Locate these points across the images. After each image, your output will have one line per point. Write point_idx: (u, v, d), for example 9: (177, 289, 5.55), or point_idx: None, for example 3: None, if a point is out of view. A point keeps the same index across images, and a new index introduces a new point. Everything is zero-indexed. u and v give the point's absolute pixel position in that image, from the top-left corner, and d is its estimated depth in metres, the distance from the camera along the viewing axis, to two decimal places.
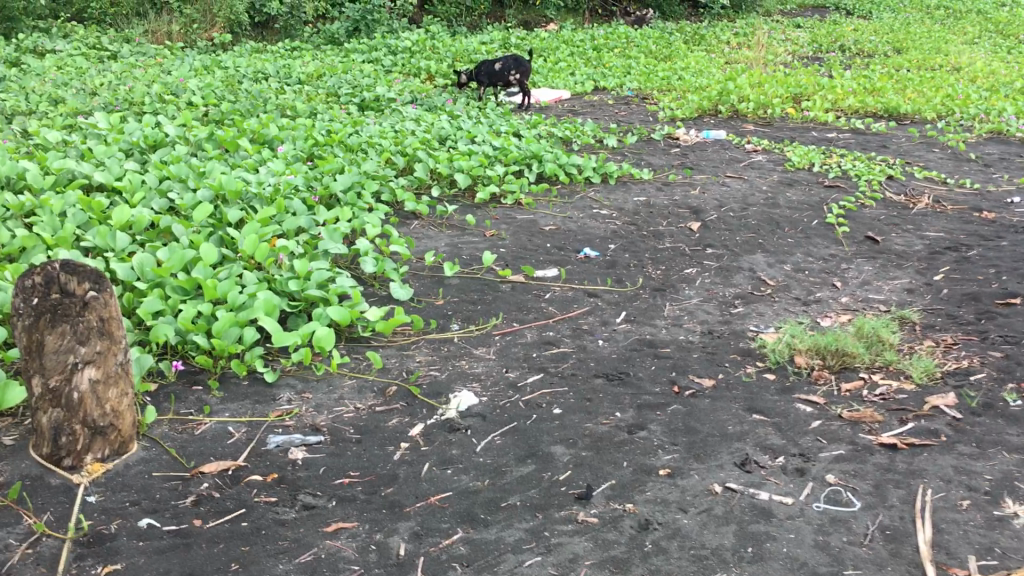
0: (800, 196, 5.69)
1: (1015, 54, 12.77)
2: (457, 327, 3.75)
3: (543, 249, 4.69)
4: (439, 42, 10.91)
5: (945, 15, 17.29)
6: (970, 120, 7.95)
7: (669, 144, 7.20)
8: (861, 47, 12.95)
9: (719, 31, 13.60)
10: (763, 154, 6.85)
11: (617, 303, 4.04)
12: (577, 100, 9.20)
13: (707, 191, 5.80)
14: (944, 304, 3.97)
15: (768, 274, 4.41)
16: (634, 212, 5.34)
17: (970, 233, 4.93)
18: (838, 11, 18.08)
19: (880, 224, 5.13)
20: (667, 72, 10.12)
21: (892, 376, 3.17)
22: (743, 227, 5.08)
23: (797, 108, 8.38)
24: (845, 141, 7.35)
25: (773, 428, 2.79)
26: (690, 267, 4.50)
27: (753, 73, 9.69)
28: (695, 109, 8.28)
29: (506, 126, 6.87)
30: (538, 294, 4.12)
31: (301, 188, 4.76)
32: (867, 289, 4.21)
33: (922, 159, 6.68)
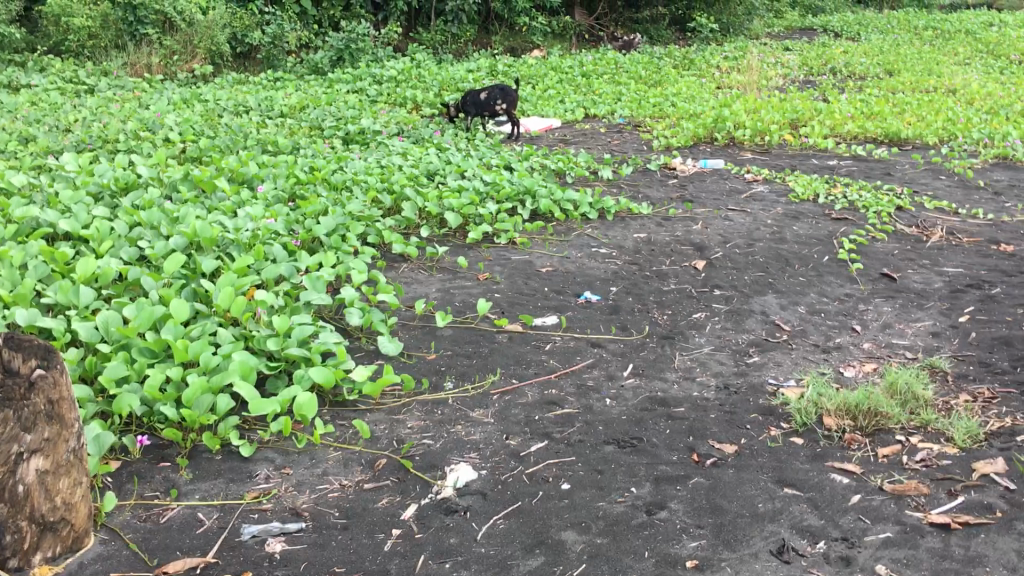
0: (807, 230, 5.43)
1: (1007, 75, 12.62)
2: (452, 386, 3.45)
3: (541, 293, 4.41)
4: (425, 70, 10.67)
5: (933, 36, 17.20)
6: (974, 145, 7.73)
7: (666, 175, 6.95)
8: (852, 70, 12.78)
9: (709, 55, 13.42)
10: (763, 184, 6.60)
11: (623, 354, 3.76)
12: (568, 128, 8.96)
13: (710, 225, 5.53)
14: (973, 350, 3.69)
15: (782, 317, 4.14)
16: (635, 250, 5.07)
17: (989, 269, 4.67)
18: (825, 33, 17.96)
19: (893, 260, 4.86)
20: (658, 99, 9.90)
21: (932, 439, 2.89)
22: (751, 265, 4.81)
23: (795, 135, 8.15)
24: (848, 169, 7.12)
25: (808, 505, 2.51)
26: (698, 310, 4.22)
27: (747, 99, 9.46)
28: (691, 137, 8.04)
29: (497, 160, 6.60)
30: (537, 344, 3.83)
31: (281, 233, 4.46)
32: (890, 334, 3.94)
33: (929, 188, 6.44)
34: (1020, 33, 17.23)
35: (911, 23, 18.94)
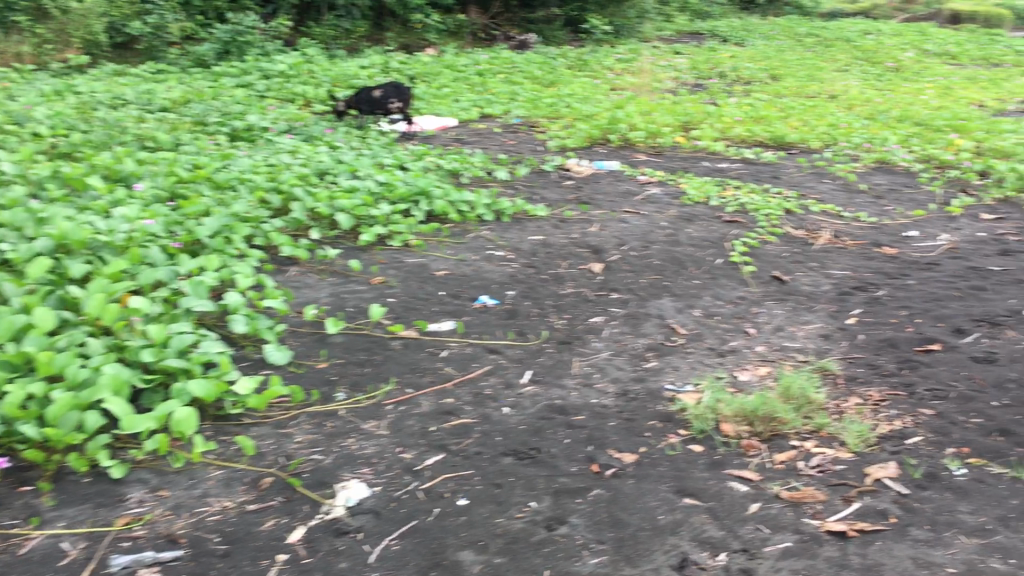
0: (700, 232, 5.47)
1: (884, 82, 13.11)
2: (343, 397, 3.30)
3: (436, 298, 4.29)
4: (316, 65, 10.39)
5: (815, 43, 17.76)
6: (856, 149, 7.95)
7: (561, 176, 6.92)
8: (739, 74, 13.07)
9: (602, 56, 13.50)
10: (657, 186, 6.64)
11: (520, 360, 3.68)
12: (462, 128, 8.85)
13: (605, 228, 5.52)
14: (861, 352, 3.75)
15: (678, 321, 4.13)
16: (530, 253, 5.00)
17: (874, 271, 4.78)
18: (714, 37, 18.32)
19: (784, 262, 4.93)
20: (553, 99, 9.89)
21: (827, 443, 2.89)
22: (646, 268, 4.81)
23: (686, 137, 8.24)
24: (737, 172, 7.23)
25: (708, 515, 2.47)
26: (595, 314, 4.18)
27: (640, 101, 9.53)
28: (585, 138, 8.05)
29: (390, 159, 6.44)
30: (432, 352, 3.71)
31: (160, 235, 4.22)
32: (782, 337, 3.97)
33: (814, 191, 6.59)
34: (894, 42, 17.98)
35: (794, 29, 19.53)
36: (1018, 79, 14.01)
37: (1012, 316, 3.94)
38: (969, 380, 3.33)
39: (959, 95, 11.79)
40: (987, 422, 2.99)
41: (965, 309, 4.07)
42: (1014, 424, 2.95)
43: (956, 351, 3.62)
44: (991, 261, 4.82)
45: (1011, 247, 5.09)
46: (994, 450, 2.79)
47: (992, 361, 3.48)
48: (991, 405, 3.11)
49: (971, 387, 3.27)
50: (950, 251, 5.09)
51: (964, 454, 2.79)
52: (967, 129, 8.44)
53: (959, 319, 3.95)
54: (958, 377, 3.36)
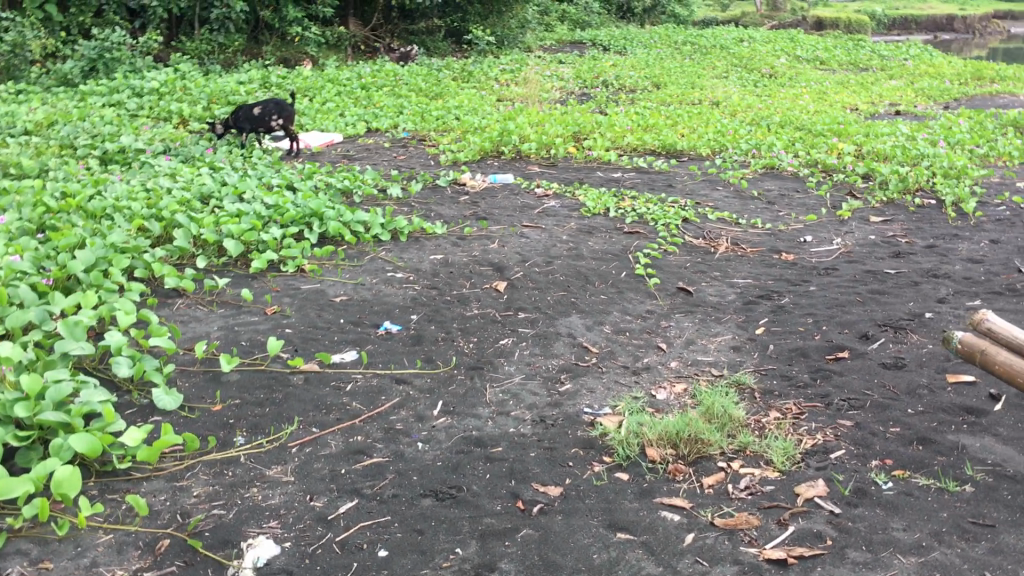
0: (601, 244, 5.42)
1: (761, 88, 13.46)
2: (242, 441, 3.06)
3: (336, 326, 4.08)
4: (191, 82, 9.96)
5: (692, 50, 18.15)
6: (744, 156, 8.08)
7: (456, 191, 6.76)
8: (623, 82, 13.21)
9: (487, 67, 13.43)
10: (554, 198, 6.56)
11: (430, 390, 3.51)
12: (350, 143, 8.61)
13: (506, 244, 5.40)
14: (774, 363, 3.73)
15: (589, 339, 4.04)
16: (432, 273, 4.83)
17: (776, 279, 4.80)
18: (594, 46, 18.51)
19: (687, 273, 4.91)
20: (441, 112, 9.74)
21: (753, 463, 2.84)
22: (552, 284, 4.71)
23: (578, 147, 8.21)
24: (631, 181, 7.23)
25: (644, 550, 2.37)
26: (504, 336, 4.05)
27: (529, 111, 9.48)
28: (478, 151, 7.90)
29: (278, 179, 6.16)
30: (337, 386, 3.50)
31: (28, 272, 3.86)
32: (694, 351, 3.92)
33: (708, 198, 6.63)
34: (767, 49, 18.55)
35: (672, 37, 19.94)
36: (885, 82, 14.64)
37: (914, 318, 4.03)
38: (882, 387, 3.35)
39: (833, 99, 12.21)
40: (906, 431, 3.00)
41: (869, 313, 4.14)
42: (932, 432, 2.97)
43: (866, 358, 3.66)
44: (886, 263, 4.95)
45: (902, 249, 5.23)
46: (917, 460, 2.79)
47: (902, 366, 3.53)
48: (907, 412, 3.14)
49: (885, 394, 3.29)
50: (846, 255, 5.18)
51: (888, 466, 2.77)
52: (847, 133, 8.71)
53: (864, 324, 4.02)
54: (871, 385, 3.38)
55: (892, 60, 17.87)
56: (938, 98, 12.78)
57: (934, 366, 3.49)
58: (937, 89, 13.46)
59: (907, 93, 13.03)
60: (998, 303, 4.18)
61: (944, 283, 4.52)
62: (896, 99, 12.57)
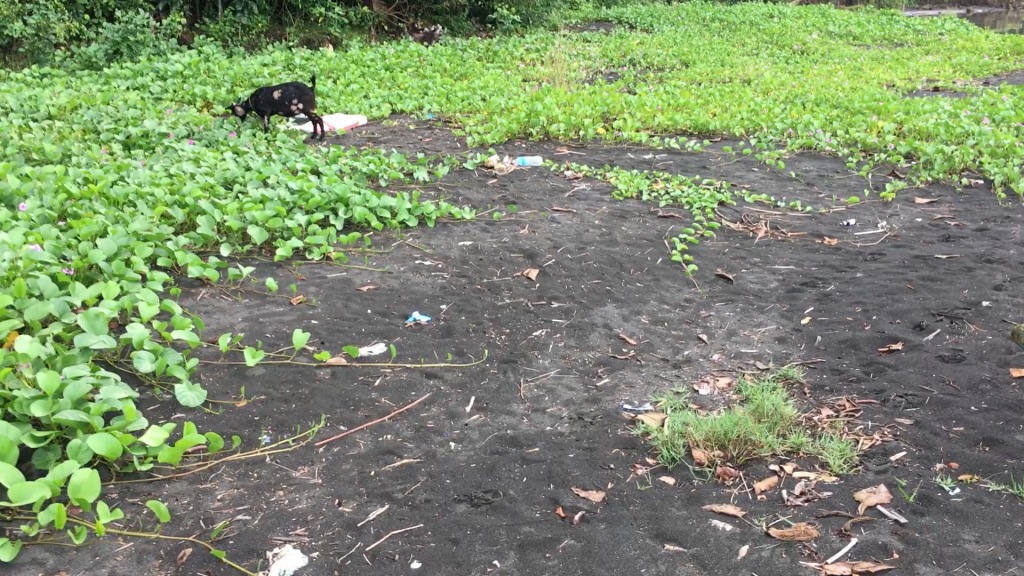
0: (635, 229, 5.23)
1: (793, 65, 13.15)
2: (268, 440, 2.92)
3: (363, 317, 3.93)
4: (214, 64, 9.82)
5: (720, 27, 17.80)
6: (779, 136, 7.83)
7: (484, 175, 6.56)
8: (651, 60, 12.94)
9: (512, 46, 13.20)
10: (585, 181, 6.38)
11: (463, 385, 3.36)
12: (375, 125, 8.45)
13: (537, 229, 5.23)
14: (822, 356, 3.55)
15: (626, 330, 3.87)
16: (462, 260, 4.67)
17: (819, 265, 4.61)
18: (620, 24, 18.19)
19: (726, 259, 4.72)
20: (467, 92, 9.55)
21: (807, 466, 2.67)
22: (585, 272, 4.54)
23: (608, 128, 7.99)
24: (664, 163, 7.02)
25: (695, 564, 2.21)
26: (538, 328, 3.89)
27: (557, 91, 9.27)
28: (504, 133, 7.69)
29: (302, 163, 6.02)
30: (365, 381, 3.36)
31: (48, 262, 3.74)
32: (738, 342, 3.74)
33: (744, 180, 6.41)
34: (797, 24, 18.16)
35: (700, 14, 19.58)
36: (921, 57, 14.28)
37: (971, 307, 3.83)
38: (942, 383, 3.17)
39: (868, 76, 11.89)
40: (970, 430, 2.82)
41: (921, 302, 3.95)
42: (998, 431, 2.79)
43: (921, 351, 3.48)
44: (935, 248, 4.75)
45: (951, 233, 5.01)
46: (984, 463, 2.60)
47: (961, 360, 3.35)
48: (970, 410, 2.96)
49: (945, 391, 3.11)
50: (892, 240, 4.97)
51: (953, 470, 2.59)
52: (887, 110, 8.44)
53: (917, 314, 3.83)
54: (930, 381, 3.19)
55: (927, 35, 17.43)
56: (977, 74, 12.43)
57: (995, 360, 3.31)
58: (976, 65, 13.09)
59: (945, 69, 12.68)
60: None
61: (1000, 269, 4.31)
62: (934, 74, 12.23)
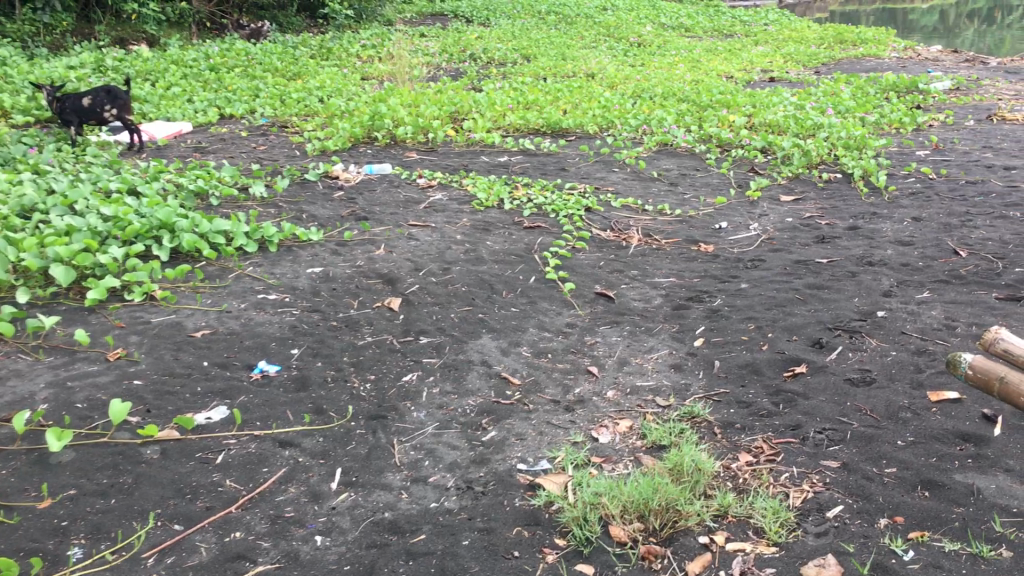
0: (500, 244, 4.80)
1: (633, 58, 13.07)
2: (80, 555, 2.31)
3: (198, 371, 3.32)
4: (11, 68, 8.72)
5: (557, 20, 17.64)
6: (634, 133, 7.59)
7: (328, 187, 5.96)
8: (491, 55, 12.56)
9: (347, 43, 12.51)
10: (440, 190, 5.90)
11: (325, 454, 2.83)
12: (201, 133, 7.67)
13: (393, 249, 4.71)
14: (725, 386, 3.22)
15: (507, 368, 3.44)
16: (311, 292, 4.10)
17: (701, 276, 4.31)
18: (457, 18, 17.72)
19: (603, 274, 4.37)
20: (302, 93, 8.86)
21: (740, 534, 2.32)
22: (453, 298, 4.07)
23: (458, 129, 7.52)
24: (521, 166, 6.64)
25: None
26: (407, 372, 3.40)
27: (400, 91, 8.72)
28: (347, 138, 7.09)
29: (117, 182, 5.26)
30: (204, 459, 2.78)
31: None
32: (631, 375, 3.37)
33: (607, 182, 6.10)
34: (631, 17, 18.24)
35: (534, 6, 19.37)
36: (752, 48, 14.54)
37: (867, 317, 3.60)
38: (859, 413, 2.88)
39: (707, 68, 11.92)
40: (904, 472, 2.53)
41: (814, 315, 3.69)
42: (933, 472, 2.51)
43: (828, 372, 3.20)
44: (813, 250, 4.53)
45: (825, 233, 4.82)
46: (931, 514, 2.31)
47: (872, 383, 3.08)
48: (896, 446, 2.67)
49: (865, 422, 2.82)
50: (769, 243, 4.73)
51: (901, 526, 2.29)
52: (735, 103, 8.35)
53: (813, 328, 3.56)
54: (846, 411, 2.90)
55: (754, 26, 17.84)
56: (807, 63, 12.71)
57: (907, 380, 3.05)
58: (806, 54, 13.38)
59: (776, 59, 12.91)
60: (948, 293, 3.77)
61: (883, 271, 4.11)
62: (768, 65, 12.41)
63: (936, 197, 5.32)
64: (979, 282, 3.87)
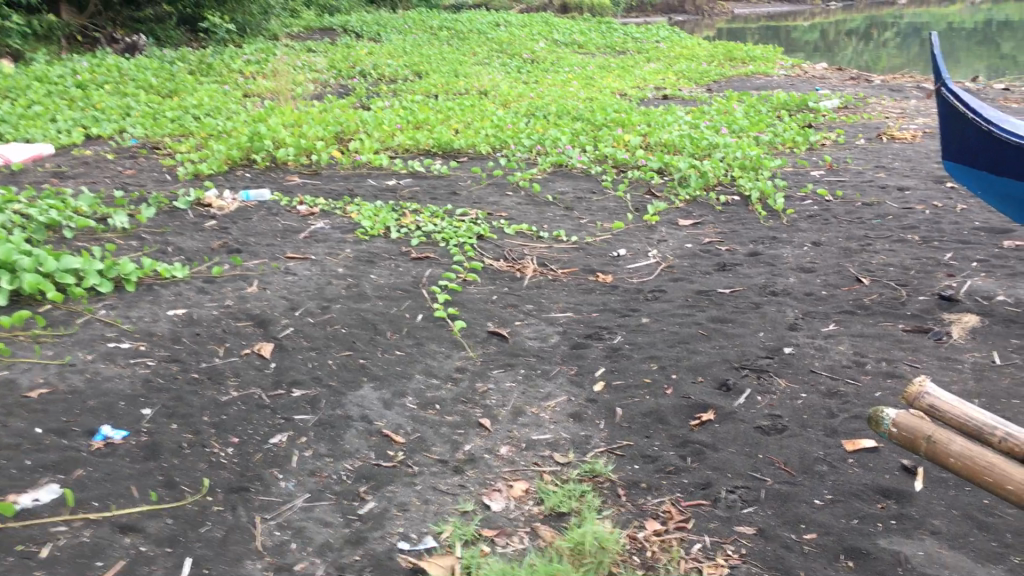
0: (385, 277, 4.45)
1: (526, 75, 12.88)
2: None
3: (28, 441, 2.87)
4: None
5: (449, 36, 17.38)
6: (528, 153, 7.34)
7: (200, 216, 5.49)
8: (381, 72, 12.20)
9: (229, 59, 11.94)
10: (321, 218, 5.52)
11: (175, 540, 2.44)
12: (63, 155, 7.07)
13: (267, 286, 4.31)
14: (628, 437, 2.96)
15: (390, 423, 3.10)
16: (171, 338, 3.67)
17: (600, 310, 4.06)
18: (346, 32, 17.26)
19: (496, 310, 4.07)
20: (176, 112, 8.31)
21: None
22: (332, 341, 3.70)
23: (343, 150, 7.14)
24: (410, 189, 6.30)
25: None
26: (276, 432, 3.02)
27: (283, 109, 8.28)
28: (223, 161, 6.61)
29: None
30: (25, 554, 2.35)
31: None
32: (526, 428, 3.08)
33: (500, 207, 5.81)
34: (525, 33, 18.13)
35: (426, 22, 19.07)
36: (644, 66, 14.56)
37: (774, 354, 3.40)
38: (773, 467, 2.64)
39: (601, 85, 11.83)
40: (824, 539, 2.29)
41: (719, 352, 3.47)
42: (856, 537, 2.28)
43: (737, 419, 2.97)
44: (715, 280, 4.33)
45: (726, 260, 4.65)
46: None
47: (784, 431, 2.85)
48: (815, 505, 2.44)
49: (780, 478, 2.59)
50: (669, 272, 4.52)
51: None
52: (630, 122, 8.21)
53: (719, 368, 3.34)
54: (758, 465, 2.66)
55: (646, 43, 17.94)
56: (698, 81, 12.76)
57: (820, 428, 2.84)
58: (697, 72, 13.45)
59: (669, 77, 12.94)
60: (855, 325, 3.60)
61: (787, 302, 3.93)
62: (660, 83, 12.41)
63: (834, 219, 5.22)
64: (884, 312, 3.72)
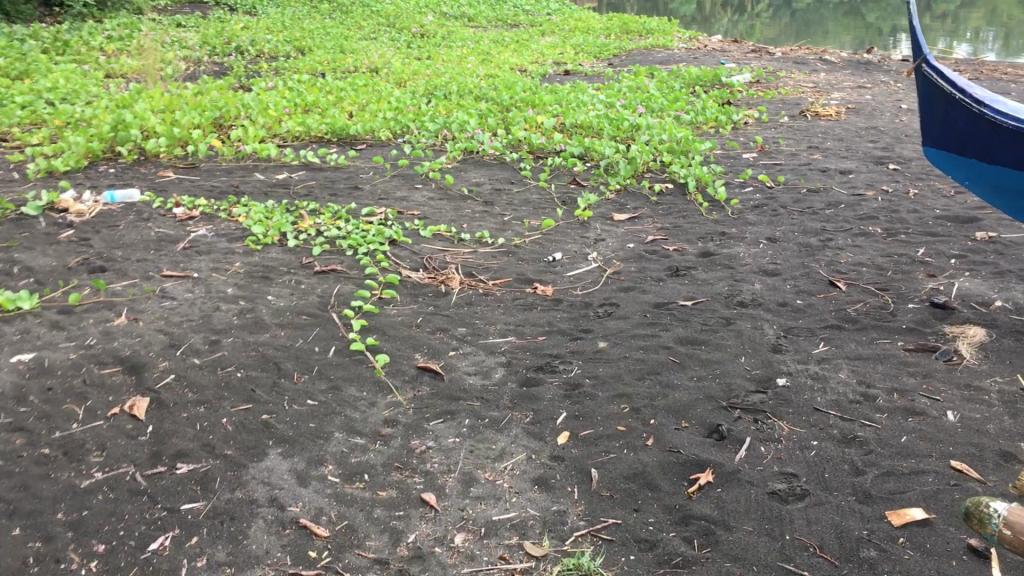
0: (285, 298, 3.72)
1: (417, 50, 12.08)
2: None
3: None
4: None
5: (331, 8, 16.36)
6: (434, 138, 6.62)
7: (54, 224, 4.59)
8: (260, 48, 11.21)
9: (88, 35, 10.74)
10: (202, 223, 4.71)
11: None
12: None
13: (139, 315, 3.51)
14: (614, 512, 2.36)
15: (307, 508, 2.42)
16: (13, 396, 2.84)
17: (546, 332, 3.45)
18: (219, 6, 16.04)
19: (422, 337, 3.41)
20: (25, 96, 7.22)
21: None
22: (225, 389, 2.96)
23: (224, 139, 6.27)
24: (305, 184, 5.54)
25: None
26: (158, 533, 2.30)
27: (150, 92, 7.30)
28: (82, 155, 5.66)
29: None
30: None
31: None
32: (483, 502, 2.44)
33: (410, 204, 5.12)
34: (412, 5, 17.25)
35: None
36: (540, 39, 13.94)
37: (766, 388, 2.86)
38: (808, 554, 2.13)
39: (498, 60, 11.15)
40: None
41: (700, 386, 2.91)
42: None
43: (744, 483, 2.41)
44: (671, 289, 3.78)
45: (677, 262, 4.10)
46: None
47: (805, 497, 2.33)
48: None
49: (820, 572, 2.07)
50: (616, 281, 3.94)
51: None
52: (541, 103, 7.58)
53: (704, 409, 2.77)
54: (789, 552, 2.14)
55: (538, 15, 17.30)
56: (599, 55, 12.23)
57: (849, 491, 2.34)
58: (596, 45, 12.92)
59: (568, 50, 12.36)
60: (849, 346, 3.11)
61: (761, 315, 3.41)
62: (559, 57, 11.81)
63: (784, 210, 4.75)
64: (876, 326, 3.25)
